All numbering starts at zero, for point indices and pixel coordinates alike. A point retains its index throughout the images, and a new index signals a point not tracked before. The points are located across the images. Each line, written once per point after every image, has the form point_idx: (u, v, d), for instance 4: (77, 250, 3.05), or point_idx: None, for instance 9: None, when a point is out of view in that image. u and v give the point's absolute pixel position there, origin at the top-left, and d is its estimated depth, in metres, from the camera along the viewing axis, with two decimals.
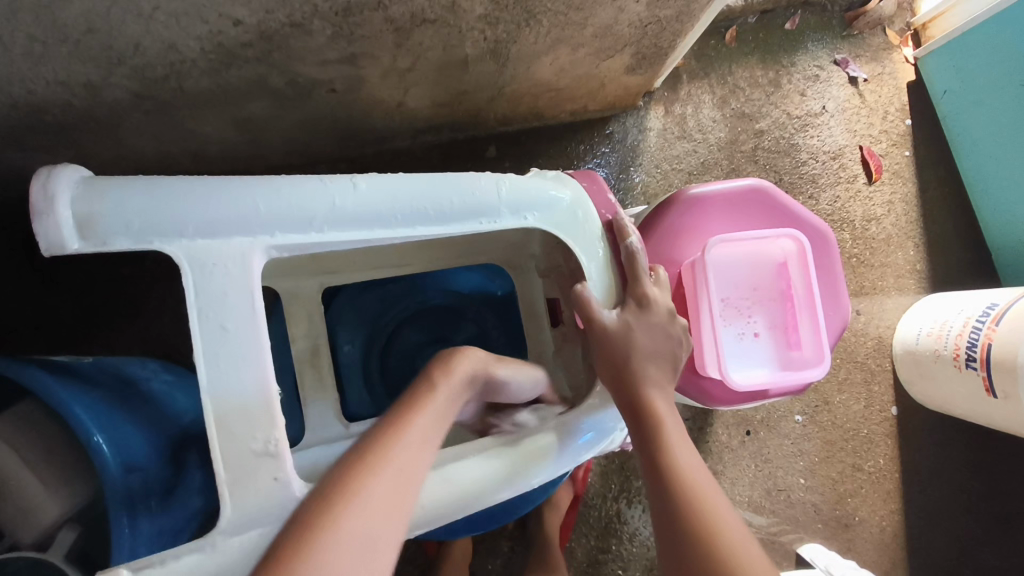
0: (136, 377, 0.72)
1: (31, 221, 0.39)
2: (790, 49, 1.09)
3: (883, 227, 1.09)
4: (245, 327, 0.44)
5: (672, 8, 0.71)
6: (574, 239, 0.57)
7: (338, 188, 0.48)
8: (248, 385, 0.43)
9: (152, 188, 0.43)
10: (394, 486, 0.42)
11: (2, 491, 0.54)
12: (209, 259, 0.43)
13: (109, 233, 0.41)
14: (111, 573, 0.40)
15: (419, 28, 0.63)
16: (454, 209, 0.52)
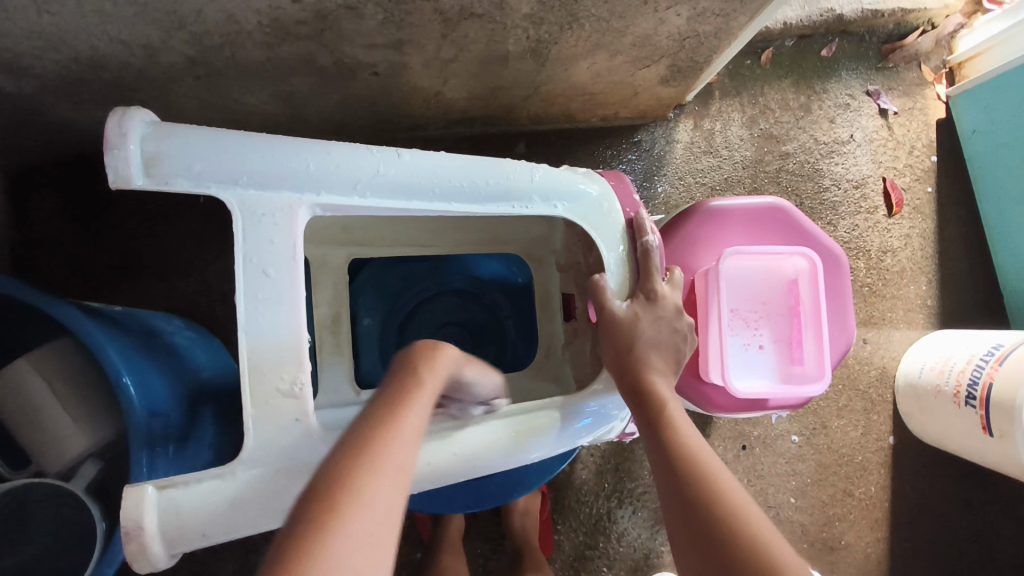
0: (161, 329, 0.76)
1: (104, 153, 0.43)
2: (823, 75, 1.11)
3: (898, 259, 1.11)
4: (285, 275, 0.47)
5: (712, 24, 0.73)
6: (595, 230, 0.60)
7: (383, 157, 0.51)
8: (282, 325, 0.47)
9: (212, 136, 0.46)
10: (394, 490, 0.40)
11: (36, 419, 0.59)
12: (259, 209, 0.47)
13: (172, 174, 0.45)
14: (138, 487, 0.44)
15: (466, 21, 0.65)
16: (488, 189, 0.54)
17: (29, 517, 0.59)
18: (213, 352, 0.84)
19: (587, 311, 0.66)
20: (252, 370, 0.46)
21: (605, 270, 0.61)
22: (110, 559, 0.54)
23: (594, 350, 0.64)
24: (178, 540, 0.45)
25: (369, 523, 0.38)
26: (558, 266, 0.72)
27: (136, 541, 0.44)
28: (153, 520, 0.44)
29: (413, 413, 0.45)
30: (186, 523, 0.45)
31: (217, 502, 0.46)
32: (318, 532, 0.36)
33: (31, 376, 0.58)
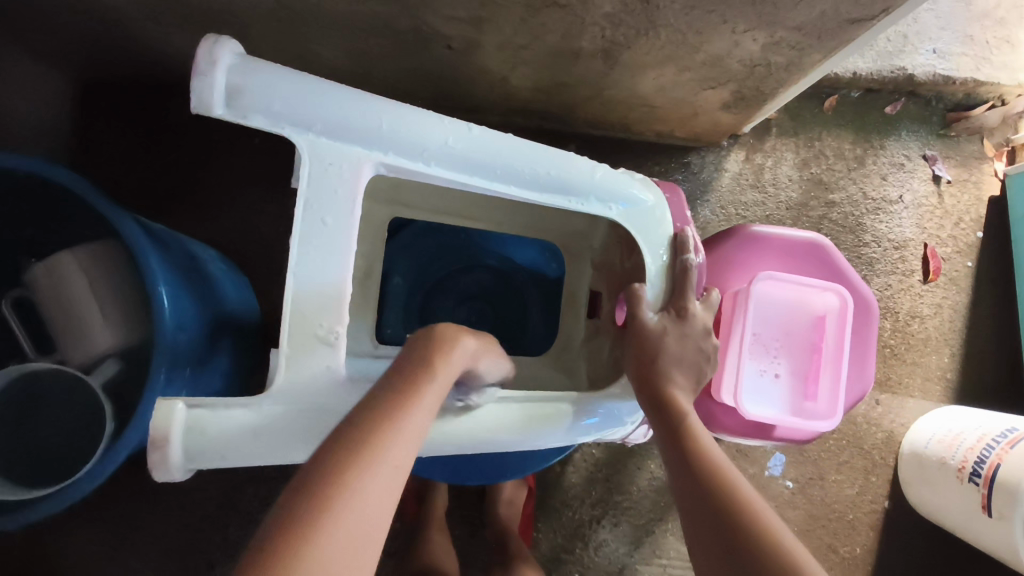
0: (200, 256, 0.79)
1: (191, 78, 0.44)
2: (883, 132, 1.11)
3: (925, 327, 1.10)
4: (342, 225, 0.49)
5: (785, 57, 0.73)
6: (645, 240, 0.60)
7: (453, 129, 0.52)
8: (330, 273, 0.49)
9: (296, 79, 0.47)
10: (388, 479, 0.39)
11: (71, 313, 0.61)
12: (327, 157, 0.49)
13: (250, 109, 0.46)
14: (170, 402, 0.44)
15: (547, 10, 0.67)
16: (548, 179, 0.55)
17: (40, 408, 0.64)
18: (240, 289, 0.87)
19: (614, 314, 0.67)
20: (295, 313, 0.48)
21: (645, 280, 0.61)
22: (112, 458, 0.56)
23: (612, 353, 0.65)
24: (198, 460, 0.45)
25: (364, 517, 0.38)
26: (592, 263, 0.74)
27: (161, 452, 0.44)
28: (181, 435, 0.44)
29: (420, 405, 0.43)
30: (210, 443, 0.45)
31: (242, 427, 0.46)
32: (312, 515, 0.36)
33: (74, 272, 0.61)
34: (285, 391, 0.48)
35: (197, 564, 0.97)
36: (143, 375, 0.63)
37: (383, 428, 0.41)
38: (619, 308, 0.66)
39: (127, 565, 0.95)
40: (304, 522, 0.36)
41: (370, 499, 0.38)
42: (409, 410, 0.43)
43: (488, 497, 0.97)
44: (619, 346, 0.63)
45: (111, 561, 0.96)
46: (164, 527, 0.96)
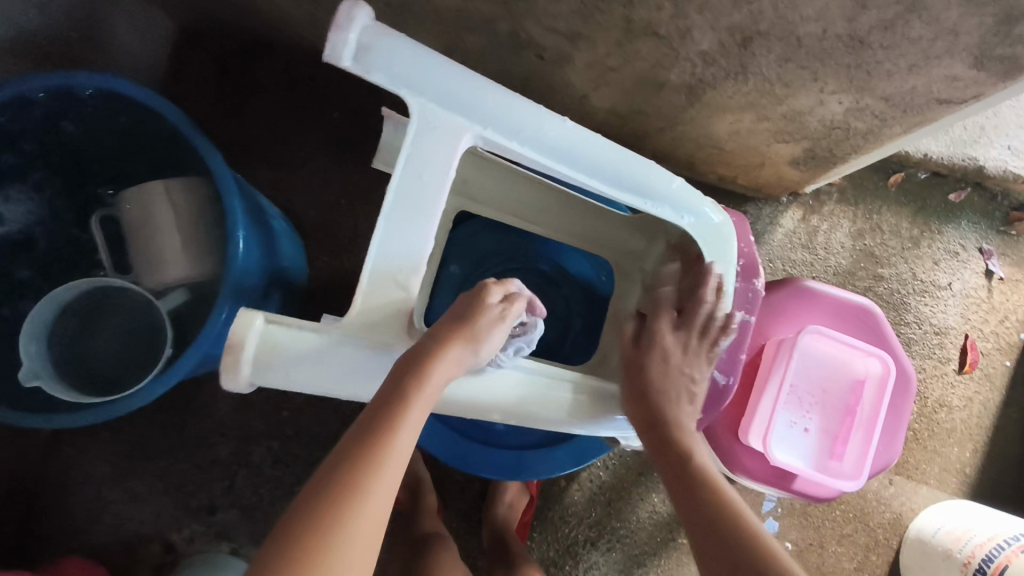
0: (268, 210, 0.82)
1: (329, 29, 0.45)
2: (943, 218, 1.11)
3: (952, 417, 1.09)
4: (435, 188, 0.51)
5: (866, 124, 0.75)
6: (710, 258, 0.62)
7: (553, 118, 0.54)
8: (416, 231, 0.51)
9: (421, 45, 0.49)
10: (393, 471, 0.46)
11: (155, 240, 0.65)
12: (435, 124, 0.51)
13: (375, 67, 0.48)
14: (251, 313, 0.47)
15: (645, 38, 0.68)
16: (631, 183, 0.57)
17: (104, 320, 0.69)
18: (295, 249, 0.90)
19: (658, 330, 0.69)
20: (377, 260, 0.50)
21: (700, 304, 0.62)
22: (160, 384, 0.61)
23: (650, 367, 0.67)
24: (263, 372, 0.48)
25: (377, 507, 0.45)
26: (642, 285, 0.74)
27: (233, 356, 0.46)
28: (257, 346, 0.47)
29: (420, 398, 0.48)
30: (277, 360, 0.48)
31: (310, 355, 0.49)
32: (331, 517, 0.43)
33: (161, 195, 0.65)
34: (356, 333, 0.50)
35: (201, 502, 1.00)
36: (206, 308, 0.67)
37: (384, 437, 0.46)
38: (664, 326, 0.68)
39: (136, 489, 1.00)
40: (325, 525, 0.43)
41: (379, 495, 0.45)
42: (410, 407, 0.48)
43: (490, 497, 0.98)
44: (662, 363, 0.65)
45: (121, 484, 0.99)
46: (177, 461, 1.00)
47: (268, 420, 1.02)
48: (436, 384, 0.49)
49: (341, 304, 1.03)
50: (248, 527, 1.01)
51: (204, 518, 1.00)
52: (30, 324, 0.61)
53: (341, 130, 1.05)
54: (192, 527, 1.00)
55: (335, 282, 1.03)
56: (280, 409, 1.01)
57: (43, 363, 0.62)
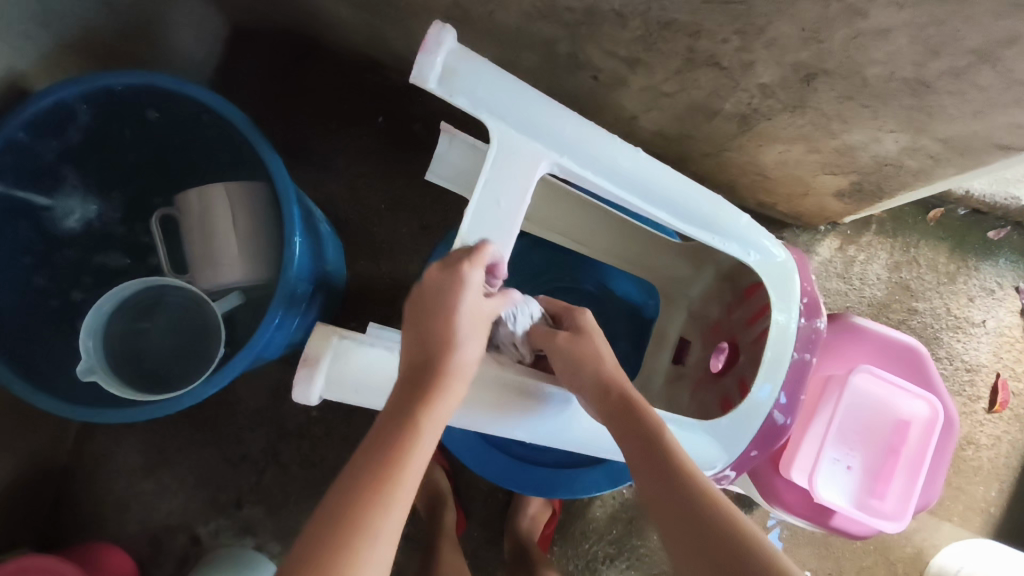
0: (317, 214, 0.82)
1: (418, 53, 0.49)
2: (981, 255, 1.10)
3: (978, 455, 1.08)
4: (511, 212, 0.53)
5: (919, 163, 0.75)
6: (776, 299, 0.61)
7: (627, 151, 0.56)
8: (490, 251, 0.53)
9: (503, 73, 0.52)
10: (411, 482, 0.47)
11: (211, 246, 0.66)
12: (513, 149, 0.53)
13: (458, 92, 0.50)
14: (330, 329, 0.53)
15: (705, 68, 0.69)
16: (699, 217, 0.59)
17: (155, 318, 0.70)
18: (336, 252, 0.91)
19: (710, 361, 0.72)
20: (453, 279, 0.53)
21: (753, 334, 0.65)
22: (213, 384, 0.62)
23: (702, 396, 0.71)
24: (335, 385, 0.53)
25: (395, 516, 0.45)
26: (688, 311, 0.76)
27: (309, 369, 0.52)
28: (330, 360, 0.53)
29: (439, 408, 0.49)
30: (349, 374, 0.53)
31: (377, 372, 0.54)
32: (352, 529, 0.43)
33: (220, 200, 0.66)
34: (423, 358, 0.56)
35: (228, 496, 1.02)
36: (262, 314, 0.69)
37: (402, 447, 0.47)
38: (715, 357, 0.71)
39: (166, 480, 1.01)
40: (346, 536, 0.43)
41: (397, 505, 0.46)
42: (429, 417, 0.49)
43: (513, 508, 0.99)
44: (714, 394, 0.68)
45: (151, 474, 1.01)
46: (207, 454, 1.02)
47: (299, 419, 1.03)
48: (446, 405, 0.50)
49: (376, 309, 1.04)
50: (273, 523, 1.02)
51: (230, 512, 1.01)
52: (90, 319, 0.62)
53: (386, 135, 1.06)
54: (217, 520, 1.01)
55: (372, 286, 1.04)
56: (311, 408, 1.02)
57: (100, 358, 0.64)
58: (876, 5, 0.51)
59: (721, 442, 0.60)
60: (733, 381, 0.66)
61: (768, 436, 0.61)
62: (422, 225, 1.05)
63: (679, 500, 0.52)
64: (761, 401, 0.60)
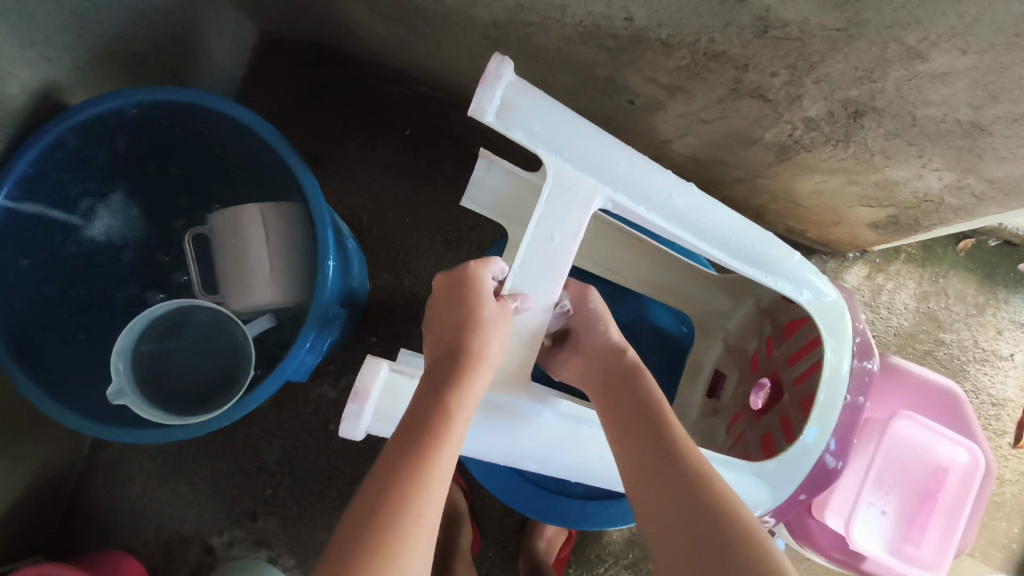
0: (345, 231, 0.81)
1: (478, 87, 0.54)
2: (1010, 288, 1.09)
3: (1002, 491, 1.06)
4: (566, 243, 0.58)
5: (961, 200, 0.73)
6: (828, 337, 0.65)
7: (678, 187, 0.61)
8: (545, 279, 0.58)
9: (555, 106, 0.57)
10: (449, 458, 0.50)
11: (248, 267, 0.67)
12: (567, 182, 0.58)
13: (513, 124, 0.56)
14: (378, 362, 0.55)
15: (749, 98, 0.68)
16: (749, 253, 0.63)
17: (182, 336, 0.71)
18: (362, 270, 0.90)
19: (749, 399, 0.76)
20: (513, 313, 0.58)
21: (794, 375, 0.70)
22: (241, 408, 0.61)
23: (741, 433, 0.76)
24: (383, 419, 0.56)
25: (436, 491, 0.48)
26: (723, 343, 0.83)
27: (359, 403, 0.54)
28: (377, 394, 0.55)
29: (470, 390, 0.53)
30: (397, 407, 0.56)
31: None
32: (393, 500, 0.46)
33: (255, 218, 0.67)
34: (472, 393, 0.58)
35: (243, 508, 1.00)
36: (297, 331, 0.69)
37: (438, 424, 0.50)
38: (755, 394, 0.76)
39: (180, 489, 1.00)
40: (388, 506, 0.46)
41: (437, 479, 0.48)
42: (462, 398, 0.53)
43: (530, 529, 0.98)
44: (755, 431, 0.74)
45: (166, 482, 1.00)
46: (223, 465, 1.01)
47: (315, 431, 1.01)
48: (475, 388, 0.54)
49: (398, 323, 1.03)
50: (287, 537, 1.00)
51: (244, 524, 1.00)
52: (122, 339, 0.63)
53: (413, 148, 1.05)
54: (231, 531, 1.00)
55: (394, 300, 1.03)
56: (328, 422, 1.01)
57: (128, 379, 0.64)
58: (937, 49, 0.50)
59: (767, 482, 0.63)
60: (775, 419, 0.71)
61: (817, 479, 0.64)
62: (446, 239, 1.04)
63: (661, 461, 0.53)
64: (811, 445, 0.63)
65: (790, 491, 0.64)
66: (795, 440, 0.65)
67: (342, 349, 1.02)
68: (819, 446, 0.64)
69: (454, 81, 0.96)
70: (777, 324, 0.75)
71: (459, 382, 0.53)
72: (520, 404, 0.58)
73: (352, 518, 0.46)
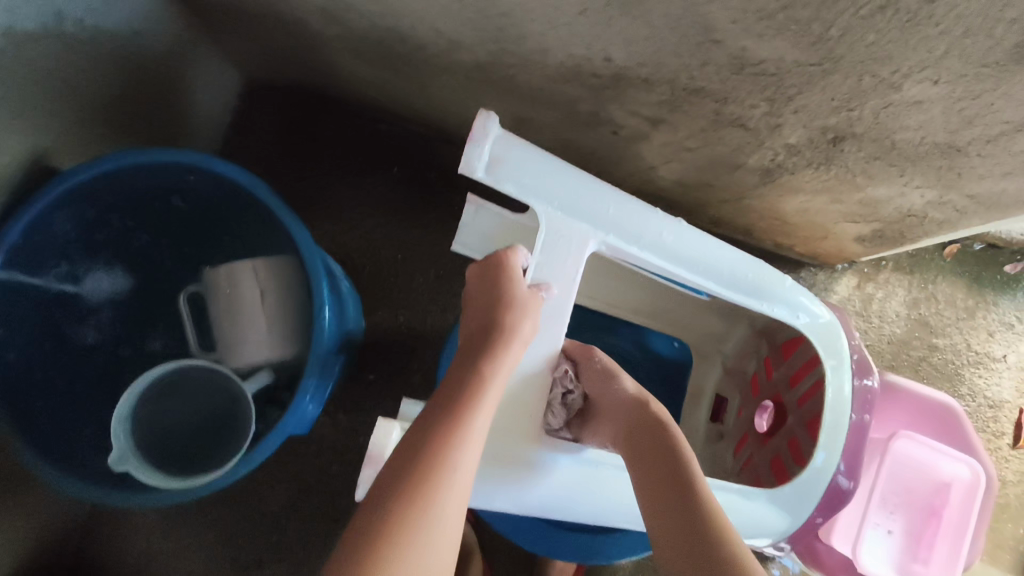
0: (337, 269, 0.81)
1: (467, 145, 0.54)
2: (998, 291, 1.10)
3: (1006, 493, 1.06)
4: (563, 287, 0.60)
5: (944, 215, 0.75)
6: (827, 356, 0.66)
7: (670, 223, 0.63)
8: (547, 325, 0.59)
9: (542, 157, 0.58)
10: (484, 421, 0.53)
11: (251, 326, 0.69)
12: (561, 229, 0.59)
13: (503, 179, 0.57)
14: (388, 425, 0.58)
15: (730, 128, 0.69)
16: (743, 281, 0.65)
17: (179, 396, 0.72)
18: (357, 307, 0.90)
19: (754, 422, 0.78)
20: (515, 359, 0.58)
21: (797, 396, 0.71)
22: (242, 466, 0.61)
23: (749, 456, 0.76)
24: None
25: (473, 451, 0.51)
26: (722, 366, 0.85)
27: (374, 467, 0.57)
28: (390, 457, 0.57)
29: (504, 361, 0.56)
30: None
31: None
32: (431, 454, 0.49)
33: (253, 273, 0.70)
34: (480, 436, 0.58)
35: (250, 555, 0.99)
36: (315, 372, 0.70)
37: (475, 390, 0.54)
38: (760, 417, 0.77)
39: (185, 539, 0.99)
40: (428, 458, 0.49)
41: (474, 440, 0.52)
42: (496, 368, 0.55)
43: (540, 560, 0.98)
44: (763, 455, 0.74)
45: (170, 534, 0.99)
46: (226, 513, 1.00)
47: (320, 473, 1.01)
48: (508, 361, 0.56)
49: (396, 360, 1.03)
50: None
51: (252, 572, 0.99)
52: (117, 408, 0.64)
53: (403, 187, 1.06)
54: None
55: (391, 336, 1.03)
56: (332, 463, 1.00)
57: (127, 445, 0.65)
58: (911, 80, 0.51)
59: (779, 509, 0.64)
60: (783, 441, 0.71)
61: (830, 503, 0.65)
62: (440, 274, 1.05)
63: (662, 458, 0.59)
64: (821, 469, 0.64)
65: (806, 515, 0.65)
66: (805, 463, 0.66)
67: (342, 390, 1.02)
68: (827, 470, 0.64)
69: (440, 118, 0.97)
70: (774, 344, 0.77)
71: (496, 352, 0.56)
72: (535, 454, 0.59)
73: (392, 466, 0.50)
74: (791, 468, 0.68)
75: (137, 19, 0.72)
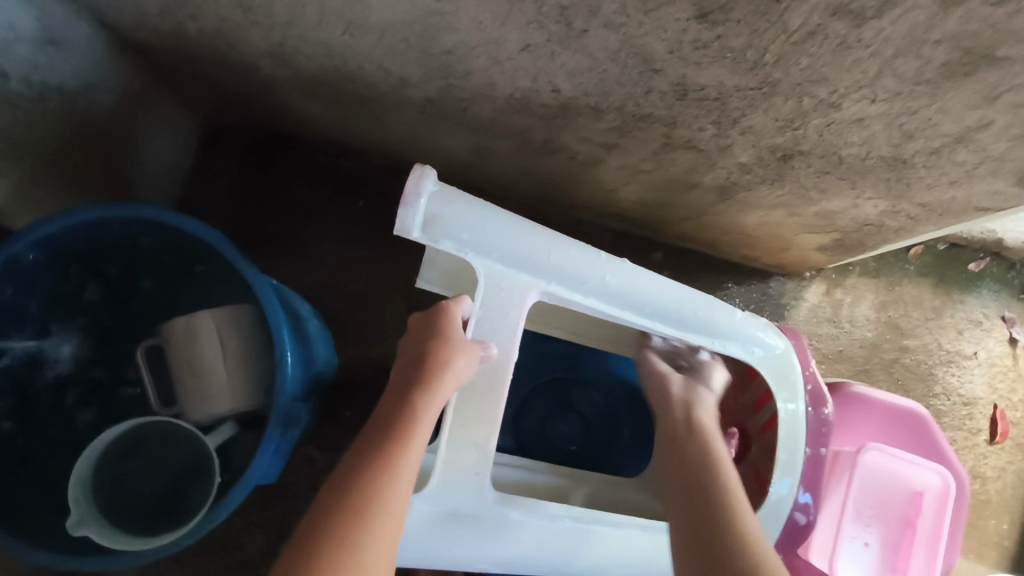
0: (303, 313, 0.80)
1: (400, 207, 0.55)
2: (963, 289, 1.12)
3: (986, 488, 1.07)
4: (507, 335, 0.61)
5: (899, 222, 0.76)
6: (779, 389, 0.68)
7: (616, 268, 0.63)
8: (494, 369, 0.60)
9: (481, 211, 0.58)
10: (414, 459, 0.55)
11: (206, 386, 0.68)
12: (501, 282, 0.61)
13: (441, 236, 0.58)
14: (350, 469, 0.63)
15: (681, 150, 0.69)
16: (693, 319, 0.66)
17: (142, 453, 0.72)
18: (326, 347, 0.90)
19: None
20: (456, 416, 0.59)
21: (761, 422, 0.72)
22: (206, 522, 0.60)
23: None
24: None
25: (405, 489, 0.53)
26: None
27: None
28: None
29: (437, 396, 0.57)
30: None
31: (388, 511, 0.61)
32: (360, 497, 0.52)
33: (206, 331, 0.69)
34: (428, 497, 0.58)
35: None
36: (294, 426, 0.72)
37: (407, 427, 0.55)
38: None
39: None
40: (358, 497, 0.52)
41: (404, 480, 0.53)
42: (426, 404, 0.56)
43: None
44: None
45: None
46: (204, 565, 0.96)
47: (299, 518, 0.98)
48: (442, 396, 0.57)
49: (370, 397, 1.02)
50: None
51: None
52: (79, 468, 0.63)
53: (366, 222, 1.05)
54: None
55: (363, 373, 1.02)
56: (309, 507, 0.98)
57: (93, 507, 0.64)
58: (849, 99, 0.52)
59: None
60: (749, 469, 0.72)
61: (792, 535, 0.67)
62: (409, 307, 1.04)
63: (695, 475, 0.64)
64: (784, 497, 0.66)
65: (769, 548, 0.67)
66: (765, 492, 0.68)
67: (315, 430, 1.00)
68: (791, 498, 0.67)
69: (400, 151, 0.97)
70: (740, 367, 0.78)
71: (428, 387, 0.56)
72: (492, 510, 0.60)
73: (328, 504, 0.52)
74: (754, 496, 0.69)
75: (83, 72, 0.72)
